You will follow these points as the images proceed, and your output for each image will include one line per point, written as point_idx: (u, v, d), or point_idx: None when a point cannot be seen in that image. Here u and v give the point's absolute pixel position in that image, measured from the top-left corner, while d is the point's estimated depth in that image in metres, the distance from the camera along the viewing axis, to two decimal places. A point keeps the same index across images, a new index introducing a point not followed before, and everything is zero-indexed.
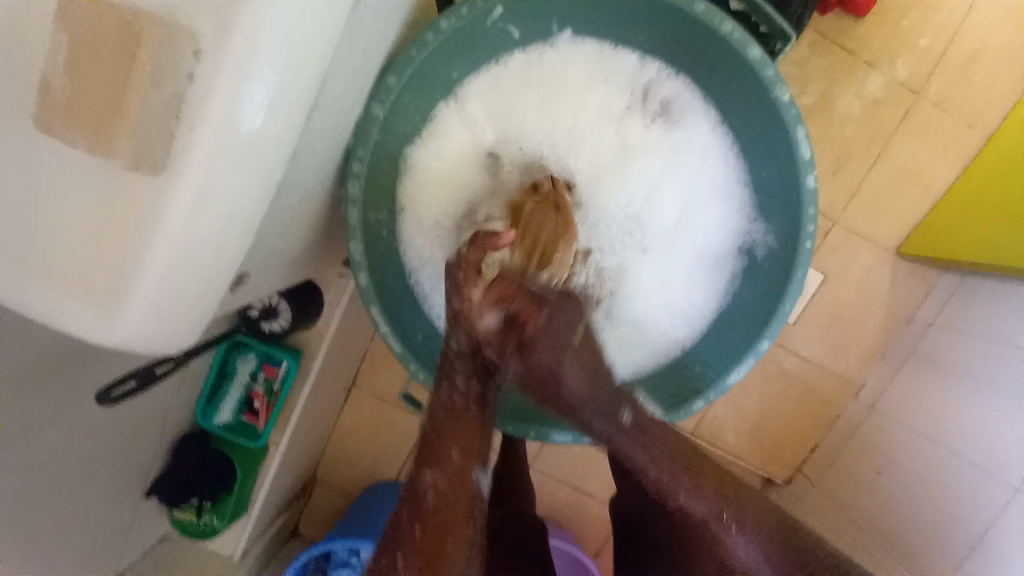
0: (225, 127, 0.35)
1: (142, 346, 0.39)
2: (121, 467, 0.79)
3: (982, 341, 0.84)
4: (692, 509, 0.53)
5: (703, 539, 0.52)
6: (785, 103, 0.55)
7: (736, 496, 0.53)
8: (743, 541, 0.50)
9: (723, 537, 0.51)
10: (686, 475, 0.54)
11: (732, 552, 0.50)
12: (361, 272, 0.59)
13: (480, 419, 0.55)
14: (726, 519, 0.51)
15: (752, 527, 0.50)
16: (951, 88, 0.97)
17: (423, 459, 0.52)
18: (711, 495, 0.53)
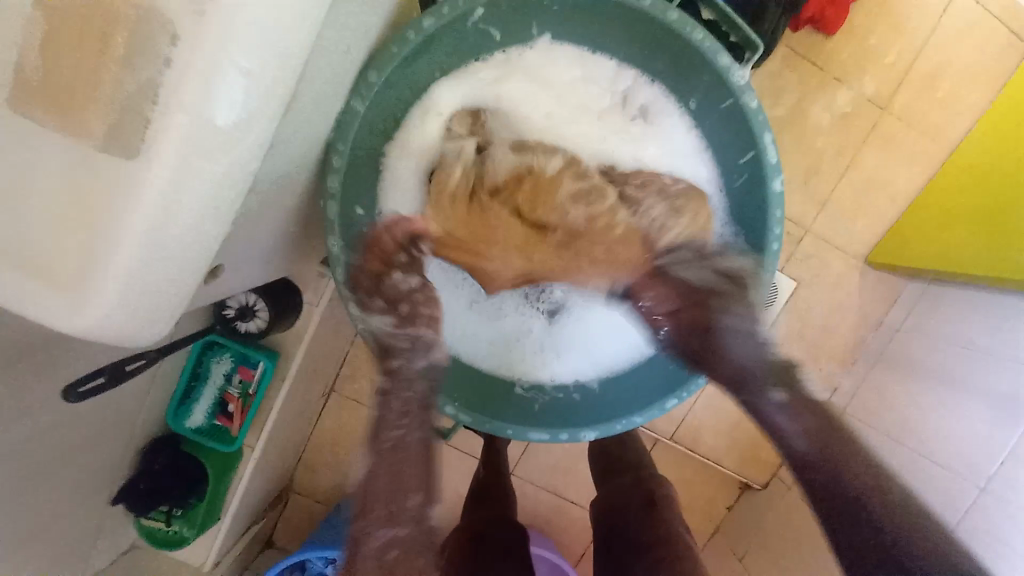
0: (202, 119, 0.36)
1: (116, 337, 0.39)
2: (87, 472, 0.76)
3: (953, 346, 0.87)
4: (770, 397, 0.55)
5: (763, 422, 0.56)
6: (754, 109, 0.58)
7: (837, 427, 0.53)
8: (780, 414, 0.55)
9: (769, 413, 0.55)
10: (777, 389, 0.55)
11: (778, 417, 0.55)
12: (339, 268, 0.61)
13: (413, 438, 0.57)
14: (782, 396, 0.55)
15: (796, 409, 0.54)
16: (911, 104, 1.01)
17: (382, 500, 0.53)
18: (808, 412, 0.54)
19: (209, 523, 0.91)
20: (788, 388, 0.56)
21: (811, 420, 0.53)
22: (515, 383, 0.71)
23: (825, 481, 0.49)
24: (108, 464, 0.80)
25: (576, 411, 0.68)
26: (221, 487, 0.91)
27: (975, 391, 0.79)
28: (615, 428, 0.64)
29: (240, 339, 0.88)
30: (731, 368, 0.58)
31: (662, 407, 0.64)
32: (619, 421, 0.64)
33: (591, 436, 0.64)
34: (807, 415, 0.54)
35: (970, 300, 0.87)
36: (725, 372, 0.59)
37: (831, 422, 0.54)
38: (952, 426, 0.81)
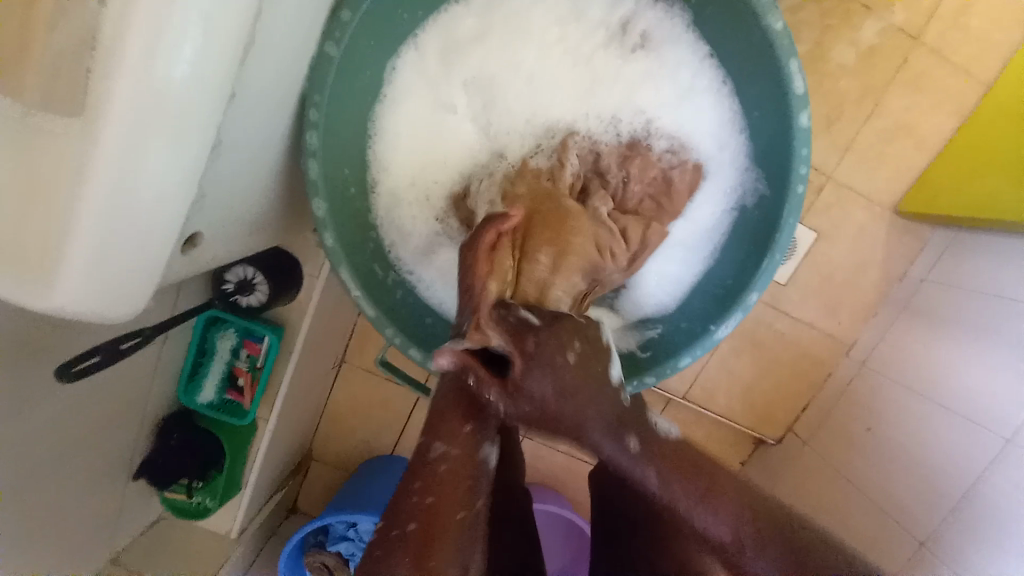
0: (146, 62, 0.32)
1: (85, 316, 0.36)
2: (105, 451, 0.76)
3: (990, 297, 0.81)
4: (630, 450, 0.42)
5: (680, 520, 0.41)
6: (779, 31, 0.52)
7: (701, 465, 0.42)
8: (654, 476, 0.42)
9: (691, 507, 0.40)
10: (698, 487, 0.40)
11: (700, 520, 0.40)
12: (327, 232, 0.56)
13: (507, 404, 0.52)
14: (662, 479, 0.41)
15: (706, 492, 0.40)
16: (946, 32, 0.92)
17: (431, 423, 0.44)
18: (681, 478, 0.41)
19: (230, 491, 0.92)
20: (693, 467, 0.42)
21: (667, 464, 0.42)
22: None
23: (694, 518, 0.40)
24: (125, 442, 0.81)
25: None
26: (238, 462, 0.92)
27: (1004, 340, 0.75)
28: (626, 392, 0.61)
29: (244, 314, 0.87)
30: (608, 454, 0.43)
31: (674, 366, 0.60)
32: (629, 384, 0.60)
33: None
34: (716, 493, 0.40)
35: (1000, 245, 0.82)
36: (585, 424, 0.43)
37: (715, 464, 0.42)
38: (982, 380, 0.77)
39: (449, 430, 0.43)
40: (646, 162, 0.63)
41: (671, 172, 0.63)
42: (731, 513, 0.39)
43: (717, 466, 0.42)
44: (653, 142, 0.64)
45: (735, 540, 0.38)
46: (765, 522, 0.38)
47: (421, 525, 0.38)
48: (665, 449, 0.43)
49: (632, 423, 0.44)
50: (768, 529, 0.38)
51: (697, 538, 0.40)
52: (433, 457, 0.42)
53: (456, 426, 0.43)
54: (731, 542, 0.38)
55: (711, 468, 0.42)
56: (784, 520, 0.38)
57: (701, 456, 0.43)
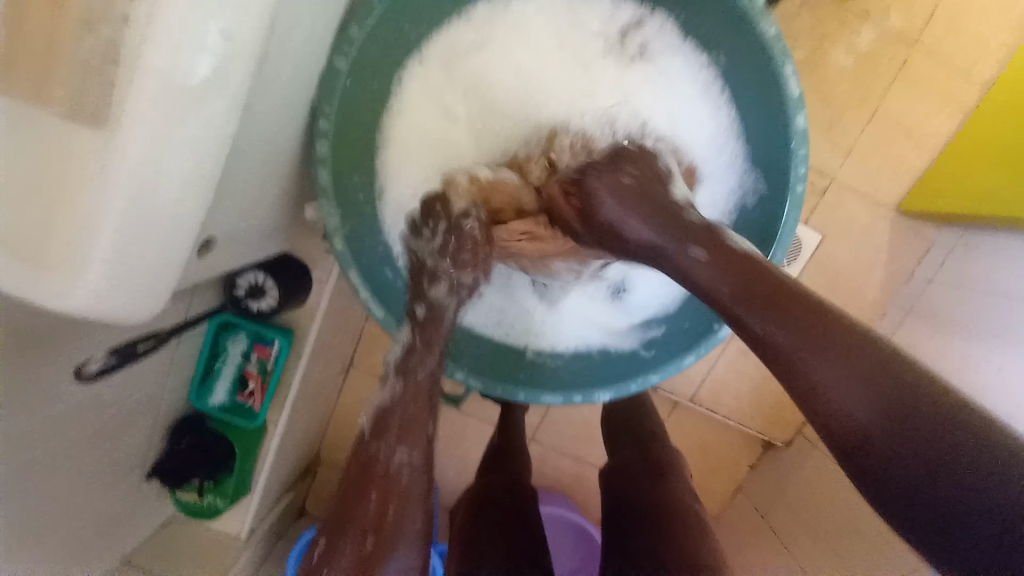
0: (169, 78, 0.34)
1: (104, 315, 0.38)
2: (120, 452, 0.78)
3: (999, 297, 0.80)
4: (700, 258, 0.43)
5: (797, 380, 0.35)
6: (772, 37, 0.54)
7: (834, 334, 0.35)
8: (825, 365, 0.34)
9: (810, 357, 0.35)
10: (799, 330, 0.36)
11: (830, 387, 0.34)
12: (338, 238, 0.59)
13: (437, 388, 0.54)
14: (799, 344, 0.36)
15: (839, 353, 0.34)
16: (946, 35, 0.93)
17: (377, 432, 0.51)
18: (847, 369, 0.34)
19: (241, 492, 0.94)
20: (769, 298, 0.39)
21: (790, 331, 0.36)
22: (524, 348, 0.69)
23: (838, 397, 0.33)
24: (140, 444, 0.83)
25: (587, 374, 0.66)
26: (248, 462, 0.94)
27: (1005, 342, 0.76)
28: (630, 389, 0.63)
29: (254, 318, 0.89)
30: (758, 333, 0.38)
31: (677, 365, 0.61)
32: (632, 381, 0.63)
33: (605, 398, 0.63)
34: (850, 356, 0.34)
35: (1004, 246, 0.82)
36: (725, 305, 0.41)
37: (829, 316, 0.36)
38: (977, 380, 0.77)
39: (392, 437, 0.50)
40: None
41: None
42: (871, 386, 0.33)
43: (853, 335, 0.35)
44: (651, 143, 0.64)
45: (877, 418, 0.32)
46: (895, 382, 0.32)
47: (373, 534, 0.46)
48: (807, 306, 0.37)
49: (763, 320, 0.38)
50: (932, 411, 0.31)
51: (817, 401, 0.34)
52: (373, 464, 0.49)
53: (397, 433, 0.50)
54: (865, 416, 0.32)
55: (840, 318, 0.36)
56: (884, 359, 0.33)
57: (804, 294, 0.38)
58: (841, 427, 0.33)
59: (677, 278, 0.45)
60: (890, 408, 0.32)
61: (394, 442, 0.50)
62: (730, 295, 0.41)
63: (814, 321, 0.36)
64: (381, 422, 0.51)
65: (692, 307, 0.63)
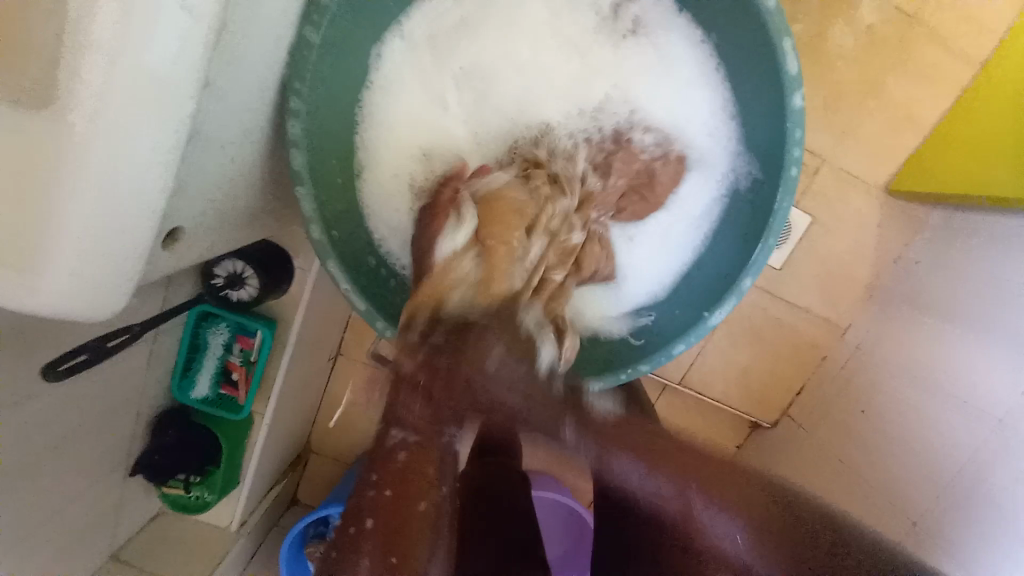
0: (122, 53, 0.31)
1: (64, 315, 0.35)
2: (99, 450, 0.76)
3: (987, 278, 0.80)
4: (637, 473, 0.44)
5: (689, 528, 0.43)
6: (771, 11, 0.51)
7: (683, 451, 0.44)
8: (638, 478, 0.44)
9: (703, 528, 0.43)
10: (635, 452, 0.44)
11: (712, 527, 0.42)
12: (315, 225, 0.55)
13: (438, 448, 0.44)
14: (656, 474, 0.43)
15: (657, 467, 0.43)
16: (941, 11, 0.91)
17: (349, 519, 0.41)
18: (704, 495, 0.42)
19: (229, 487, 0.92)
20: (625, 431, 0.46)
21: (631, 440, 0.45)
22: None
23: (711, 526, 0.42)
24: (120, 440, 0.80)
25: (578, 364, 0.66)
26: (235, 457, 0.92)
27: (997, 327, 0.76)
28: (621, 378, 0.61)
29: (234, 308, 0.86)
30: (607, 466, 0.45)
31: (668, 353, 0.60)
32: (623, 370, 0.61)
33: (596, 388, 0.62)
34: (683, 469, 0.43)
35: (992, 228, 0.82)
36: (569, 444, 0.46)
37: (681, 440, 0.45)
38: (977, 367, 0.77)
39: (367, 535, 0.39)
40: (629, 153, 0.62)
41: (655, 162, 0.63)
42: (718, 501, 0.41)
43: (674, 437, 0.45)
44: (637, 135, 0.63)
45: (747, 548, 0.41)
46: (768, 512, 0.41)
47: None
48: (659, 441, 0.45)
49: (621, 456, 0.44)
50: (821, 545, 0.39)
51: (705, 540, 0.43)
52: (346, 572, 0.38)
53: (378, 522, 0.40)
54: (743, 559, 0.41)
55: (681, 438, 0.45)
56: (795, 508, 0.41)
57: (664, 431, 0.46)
58: (727, 567, 0.42)
59: (608, 476, 0.47)
60: (766, 530, 0.40)
61: (371, 546, 0.39)
62: (579, 431, 0.45)
63: (655, 442, 0.45)
64: (357, 508, 0.41)
65: (685, 294, 0.64)
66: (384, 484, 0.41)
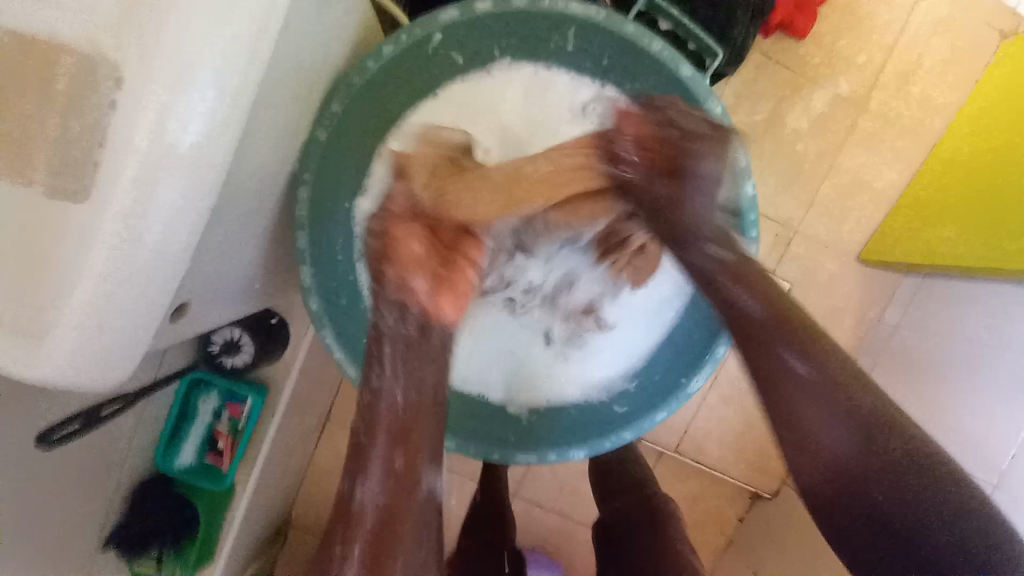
0: (153, 164, 0.36)
1: (69, 383, 0.38)
2: (72, 522, 0.73)
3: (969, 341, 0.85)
4: (800, 371, 0.45)
5: (791, 422, 0.45)
6: (719, 114, 0.58)
7: (828, 362, 0.45)
8: (830, 423, 0.43)
9: (811, 425, 0.44)
10: (834, 394, 0.44)
11: (821, 432, 0.44)
12: (313, 296, 0.61)
13: (429, 402, 0.50)
14: (824, 398, 0.44)
15: (845, 412, 0.43)
16: (888, 100, 1.02)
17: (362, 435, 0.49)
18: (842, 399, 0.44)
19: (202, 564, 0.88)
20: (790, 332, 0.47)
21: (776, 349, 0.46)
22: (503, 399, 0.71)
23: (810, 418, 0.44)
24: (95, 511, 0.78)
25: (564, 429, 0.68)
26: (213, 527, 0.89)
27: None
28: (604, 445, 0.64)
29: (225, 374, 0.86)
30: (740, 313, 0.49)
31: (650, 421, 0.63)
32: (607, 438, 0.64)
33: (580, 455, 0.64)
34: (852, 408, 0.43)
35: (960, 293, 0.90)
36: (756, 331, 0.48)
37: (828, 351, 0.46)
38: None
39: (383, 443, 0.48)
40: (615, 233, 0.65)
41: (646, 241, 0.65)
42: (857, 429, 0.42)
43: (853, 377, 0.45)
44: None
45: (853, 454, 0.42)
46: (882, 444, 0.41)
47: (367, 548, 0.45)
48: (828, 362, 0.45)
49: (784, 379, 0.46)
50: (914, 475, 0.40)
51: (808, 445, 0.44)
52: (365, 471, 0.47)
53: (394, 449, 0.48)
54: (848, 461, 0.42)
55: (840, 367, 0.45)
56: (896, 431, 0.42)
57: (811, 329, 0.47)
58: (817, 476, 0.44)
59: (766, 375, 0.47)
60: (866, 451, 0.42)
61: (382, 445, 0.48)
62: (762, 315, 0.48)
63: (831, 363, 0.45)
64: (366, 432, 0.49)
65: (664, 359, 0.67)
66: (355, 516, 0.46)
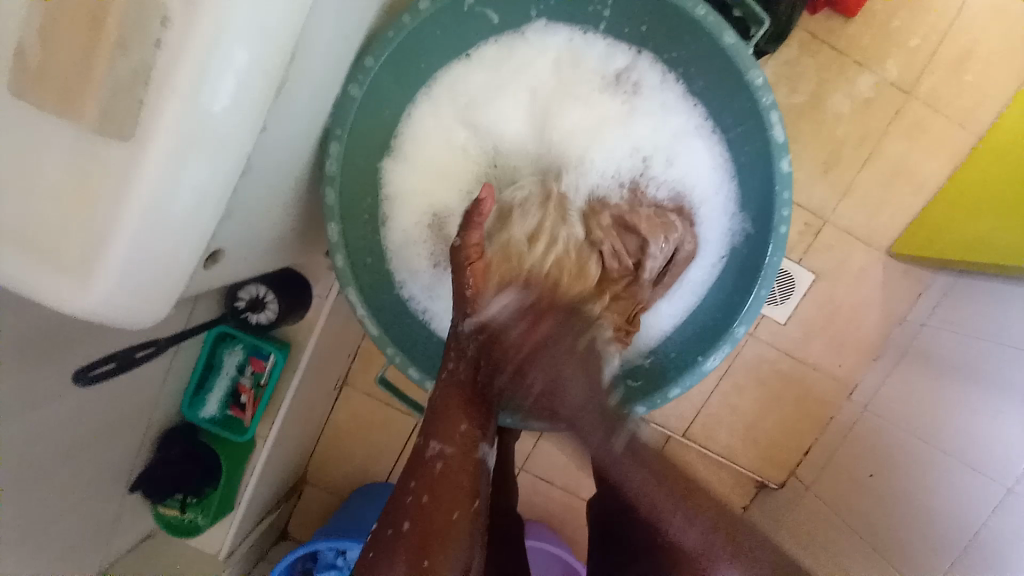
0: (192, 109, 0.36)
1: (108, 316, 0.39)
2: (107, 459, 0.78)
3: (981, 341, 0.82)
4: (682, 526, 0.51)
5: (695, 571, 0.50)
6: (758, 86, 0.56)
7: (702, 504, 0.52)
8: (729, 568, 0.48)
9: (711, 566, 0.49)
10: (709, 532, 0.50)
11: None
12: (338, 253, 0.60)
13: (483, 402, 0.58)
14: (717, 546, 0.49)
15: (737, 552, 0.48)
16: (938, 87, 0.97)
17: (424, 424, 0.55)
18: (726, 540, 0.49)
19: (224, 510, 0.92)
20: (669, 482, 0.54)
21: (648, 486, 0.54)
22: None
23: (710, 562, 0.49)
24: (126, 451, 0.82)
25: None
26: (234, 476, 0.93)
27: (1001, 389, 0.75)
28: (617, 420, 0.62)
29: (251, 331, 0.89)
30: (633, 484, 0.55)
31: (664, 396, 0.62)
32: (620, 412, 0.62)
33: None
34: (735, 540, 0.49)
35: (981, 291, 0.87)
36: (654, 502, 0.53)
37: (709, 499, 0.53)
38: (986, 433, 0.76)
39: (440, 427, 0.54)
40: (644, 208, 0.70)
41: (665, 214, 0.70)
42: (756, 569, 0.47)
43: (729, 514, 0.51)
44: (650, 190, 0.71)
45: None
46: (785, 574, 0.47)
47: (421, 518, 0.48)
48: (695, 501, 0.52)
49: (668, 521, 0.52)
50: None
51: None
52: (422, 453, 0.53)
53: (446, 426, 0.54)
54: None
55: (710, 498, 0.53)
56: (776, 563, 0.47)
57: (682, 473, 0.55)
58: None
59: (656, 523, 0.53)
60: None
61: (436, 435, 0.54)
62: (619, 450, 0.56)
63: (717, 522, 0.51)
64: (428, 421, 0.55)
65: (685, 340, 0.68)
66: (410, 492, 0.50)
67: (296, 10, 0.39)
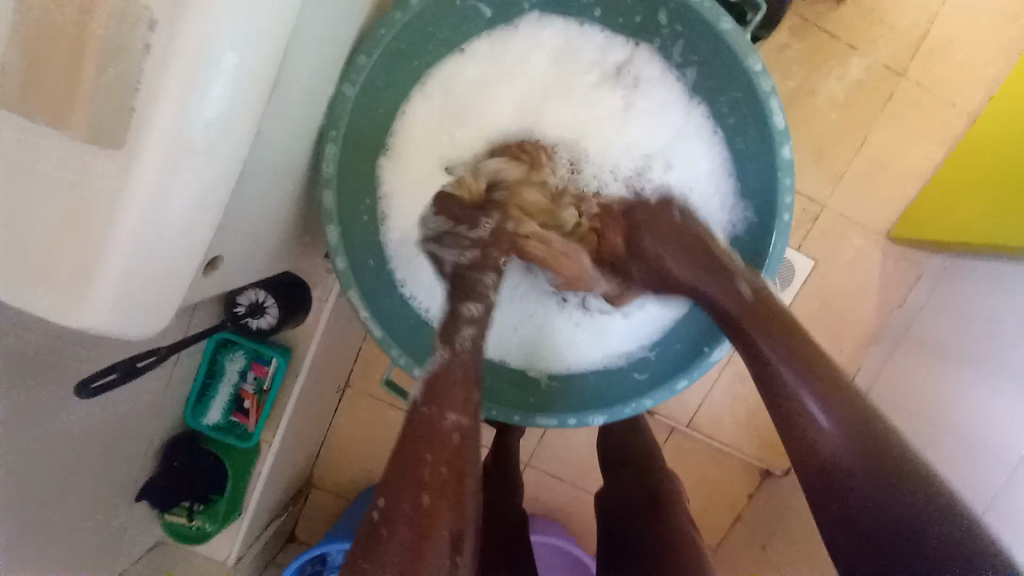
0: (183, 113, 0.36)
1: (106, 329, 0.38)
2: (112, 470, 0.77)
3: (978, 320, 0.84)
4: (785, 377, 0.47)
5: (780, 399, 0.47)
6: (758, 73, 0.56)
7: (807, 357, 0.48)
8: (819, 410, 0.45)
9: (794, 408, 0.46)
10: (799, 370, 0.47)
11: (817, 419, 0.45)
12: (338, 256, 0.60)
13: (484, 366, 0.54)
14: (809, 389, 0.46)
15: (828, 400, 0.45)
16: (930, 69, 0.97)
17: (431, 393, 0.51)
18: (821, 391, 0.46)
19: (230, 518, 0.91)
20: (784, 333, 0.49)
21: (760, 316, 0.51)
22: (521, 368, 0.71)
23: (796, 399, 0.46)
24: (131, 462, 0.81)
25: (589, 396, 0.68)
26: (240, 483, 0.92)
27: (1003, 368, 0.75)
28: (624, 411, 0.63)
29: (253, 336, 0.88)
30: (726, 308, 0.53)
31: (672, 388, 0.62)
32: (627, 404, 0.63)
33: (600, 420, 0.63)
34: (832, 397, 0.45)
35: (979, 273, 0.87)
36: (742, 322, 0.52)
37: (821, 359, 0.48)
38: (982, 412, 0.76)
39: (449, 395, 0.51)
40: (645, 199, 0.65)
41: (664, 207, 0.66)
42: (845, 423, 0.44)
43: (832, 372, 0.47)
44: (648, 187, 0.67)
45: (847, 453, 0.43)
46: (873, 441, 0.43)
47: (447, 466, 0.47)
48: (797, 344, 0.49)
49: (765, 335, 0.50)
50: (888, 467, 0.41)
51: (801, 422, 0.46)
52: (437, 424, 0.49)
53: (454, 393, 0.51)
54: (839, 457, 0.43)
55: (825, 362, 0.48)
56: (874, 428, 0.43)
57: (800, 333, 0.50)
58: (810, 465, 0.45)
59: (757, 370, 0.50)
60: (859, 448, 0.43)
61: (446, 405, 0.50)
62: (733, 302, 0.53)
63: (852, 398, 0.45)
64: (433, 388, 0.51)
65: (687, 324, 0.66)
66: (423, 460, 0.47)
67: (285, 10, 0.39)
